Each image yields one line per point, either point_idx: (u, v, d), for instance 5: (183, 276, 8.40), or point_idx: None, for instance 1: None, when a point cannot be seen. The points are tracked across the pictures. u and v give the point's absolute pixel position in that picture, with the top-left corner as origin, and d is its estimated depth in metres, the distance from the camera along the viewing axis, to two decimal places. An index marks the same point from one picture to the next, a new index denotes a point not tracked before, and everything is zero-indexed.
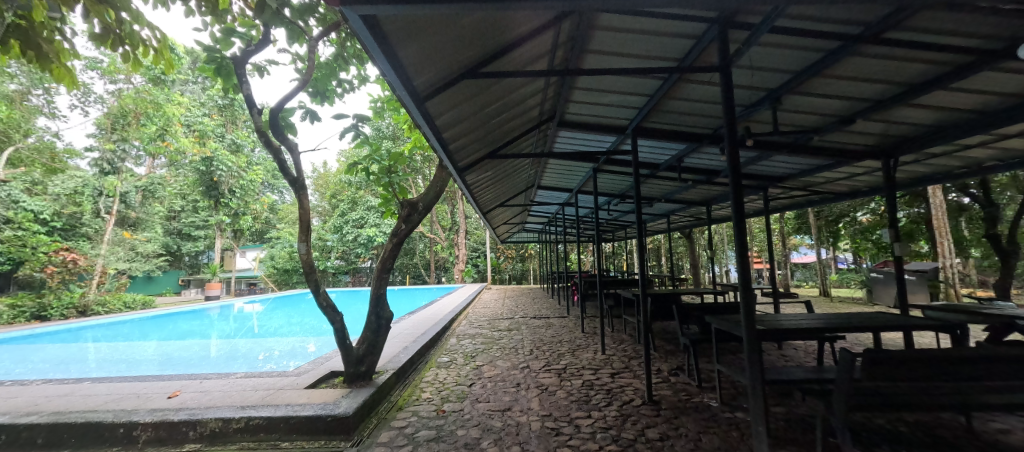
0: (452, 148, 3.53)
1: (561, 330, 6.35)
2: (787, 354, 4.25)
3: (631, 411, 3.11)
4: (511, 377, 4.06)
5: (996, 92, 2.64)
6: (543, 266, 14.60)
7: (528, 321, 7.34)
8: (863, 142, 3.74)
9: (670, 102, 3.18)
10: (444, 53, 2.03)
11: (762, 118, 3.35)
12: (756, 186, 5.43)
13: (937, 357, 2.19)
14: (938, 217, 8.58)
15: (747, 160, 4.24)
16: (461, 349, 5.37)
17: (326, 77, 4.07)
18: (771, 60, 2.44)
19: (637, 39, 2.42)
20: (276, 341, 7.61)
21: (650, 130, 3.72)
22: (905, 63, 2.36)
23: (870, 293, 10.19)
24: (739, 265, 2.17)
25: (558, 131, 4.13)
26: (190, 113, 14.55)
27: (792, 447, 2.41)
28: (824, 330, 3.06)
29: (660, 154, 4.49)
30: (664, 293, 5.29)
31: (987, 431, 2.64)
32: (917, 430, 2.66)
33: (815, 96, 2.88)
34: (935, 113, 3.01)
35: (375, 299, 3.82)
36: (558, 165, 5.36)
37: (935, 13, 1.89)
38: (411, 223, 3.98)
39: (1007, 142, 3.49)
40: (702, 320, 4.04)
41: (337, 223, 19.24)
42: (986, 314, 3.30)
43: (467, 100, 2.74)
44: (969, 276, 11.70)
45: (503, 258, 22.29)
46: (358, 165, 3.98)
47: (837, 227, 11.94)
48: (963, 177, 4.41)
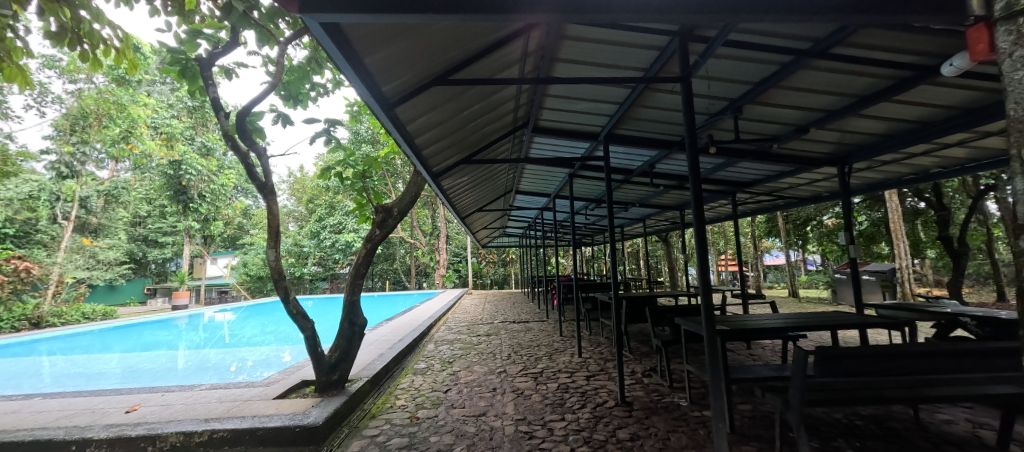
0: (425, 154, 3.50)
1: (539, 335, 6.36)
2: (755, 354, 4.39)
3: (604, 412, 3.16)
4: (488, 382, 4.06)
5: (938, 105, 2.83)
6: (524, 270, 14.67)
7: (508, 325, 7.35)
8: (820, 151, 3.93)
9: (639, 110, 3.28)
10: (414, 61, 2.05)
11: (725, 127, 3.49)
12: (725, 192, 5.63)
13: (885, 353, 2.31)
14: (894, 221, 8.99)
15: (716, 166, 4.39)
16: (439, 355, 5.33)
17: (299, 80, 4.00)
18: (730, 72, 2.56)
19: (606, 50, 2.50)
20: (248, 351, 7.40)
21: (622, 137, 3.83)
22: (853, 77, 2.52)
23: (834, 293, 10.67)
24: (699, 266, 2.25)
25: (533, 137, 4.19)
26: (157, 114, 13.91)
27: (755, 443, 2.49)
28: (786, 330, 3.18)
29: (632, 160, 4.60)
30: (638, 295, 5.39)
31: (933, 422, 2.80)
32: (871, 423, 2.80)
33: (774, 106, 3.02)
34: (883, 123, 3.21)
35: (348, 306, 3.76)
36: (534, 170, 5.42)
37: (876, 30, 2.03)
38: (385, 228, 3.93)
39: (952, 151, 3.73)
40: (671, 321, 4.17)
41: (315, 228, 18.83)
42: (933, 312, 3.49)
43: (439, 106, 2.75)
44: (924, 275, 12.42)
45: (485, 263, 22.30)
46: (331, 169, 3.90)
47: (805, 230, 12.24)
48: (913, 183, 4.68)
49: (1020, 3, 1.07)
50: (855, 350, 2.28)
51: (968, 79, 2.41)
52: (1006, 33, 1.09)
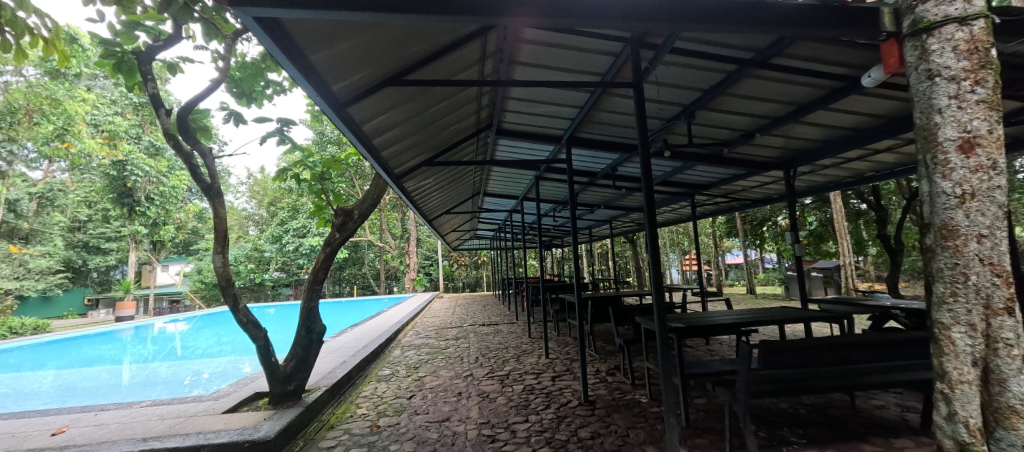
0: (385, 154, 3.42)
1: (508, 337, 6.37)
2: (713, 349, 4.59)
3: (567, 412, 3.19)
4: (453, 386, 4.02)
5: (868, 113, 3.06)
6: (496, 272, 14.65)
7: (477, 328, 7.30)
8: (768, 155, 4.17)
9: (599, 114, 3.36)
10: (364, 60, 2.01)
11: (681, 132, 3.63)
12: (684, 194, 5.85)
13: (821, 345, 2.46)
14: (838, 221, 9.63)
15: (674, 170, 4.56)
16: (405, 360, 5.22)
17: (252, 77, 3.83)
18: (681, 79, 2.67)
19: (563, 54, 2.54)
20: (203, 363, 6.96)
21: (584, 140, 3.91)
22: (793, 86, 2.69)
23: (787, 289, 11.32)
24: (652, 266, 2.32)
25: (497, 139, 4.20)
26: (98, 110, 12.87)
27: (707, 436, 2.59)
28: (737, 325, 3.33)
29: (595, 163, 4.69)
30: (603, 295, 5.50)
31: (868, 408, 3.02)
32: (813, 411, 2.98)
33: (724, 112, 3.16)
34: (821, 130, 3.44)
35: (305, 312, 3.62)
36: (501, 172, 5.44)
37: (809, 44, 2.17)
38: (346, 232, 3.82)
39: (882, 156, 4.05)
40: (633, 320, 4.29)
41: (277, 232, 18.05)
42: (870, 305, 3.75)
43: (396, 107, 2.71)
44: (866, 271, 13.39)
45: (456, 266, 22.16)
46: (287, 171, 3.74)
47: (761, 230, 12.81)
48: (852, 186, 5.04)
49: (923, 20, 1.22)
50: (795, 343, 2.42)
51: (891, 91, 2.62)
52: (913, 48, 1.23)
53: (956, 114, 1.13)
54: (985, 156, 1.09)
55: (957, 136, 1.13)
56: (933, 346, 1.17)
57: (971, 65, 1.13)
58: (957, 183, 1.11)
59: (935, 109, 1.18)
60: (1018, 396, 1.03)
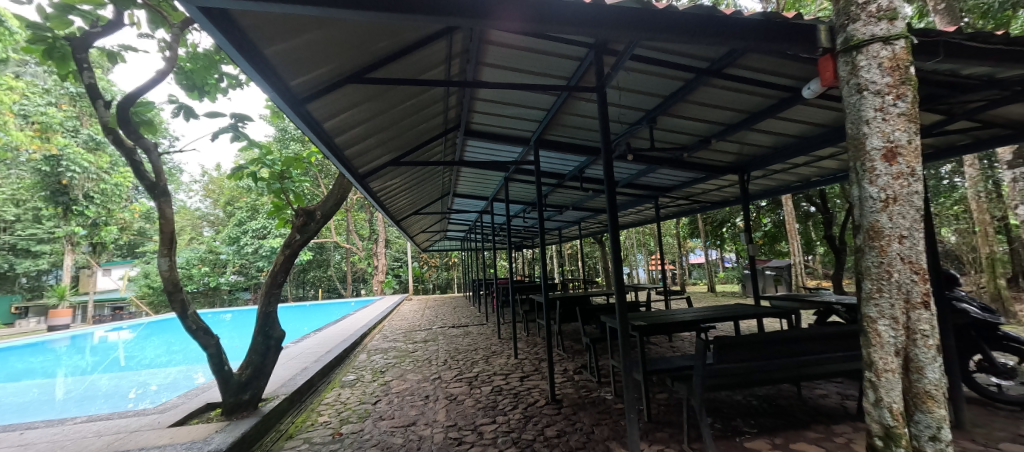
0: (348, 153, 3.33)
1: (478, 338, 6.35)
2: (674, 346, 4.77)
3: (534, 412, 3.22)
4: (420, 390, 3.95)
5: (812, 123, 3.28)
6: (467, 273, 14.57)
7: (446, 330, 7.23)
8: (725, 160, 4.38)
9: (565, 117, 3.42)
10: (324, 56, 1.95)
11: (644, 136, 3.76)
12: (649, 196, 6.05)
13: (770, 339, 2.61)
14: (789, 222, 10.27)
15: (639, 173, 4.71)
16: (371, 365, 5.09)
17: (205, 69, 3.63)
18: (643, 86, 2.76)
19: (529, 57, 2.57)
20: (150, 374, 6.48)
21: (551, 142, 3.96)
22: (746, 95, 2.84)
23: (744, 287, 11.94)
24: (614, 266, 2.38)
25: (466, 140, 4.18)
26: (27, 100, 11.73)
27: (667, 430, 2.69)
28: (695, 322, 3.47)
29: (563, 165, 4.77)
30: (572, 295, 5.60)
31: (812, 397, 3.24)
32: (763, 402, 3.17)
33: (684, 118, 3.30)
34: (772, 137, 3.65)
35: (262, 317, 3.45)
36: (471, 173, 5.42)
37: (759, 56, 2.31)
38: (307, 233, 3.67)
39: (826, 163, 4.36)
40: (599, 319, 4.39)
41: (234, 233, 17.15)
42: (815, 301, 4.02)
43: (359, 105, 2.64)
44: (815, 269, 14.36)
45: (427, 268, 21.92)
46: (244, 169, 3.56)
47: (721, 231, 13.46)
48: (800, 190, 5.39)
49: (853, 38, 1.33)
50: (745, 338, 2.55)
51: (831, 102, 2.83)
52: (845, 64, 1.34)
53: (881, 126, 1.24)
54: (905, 164, 1.20)
55: (881, 146, 1.23)
56: (862, 338, 1.27)
57: (893, 81, 1.24)
58: (881, 189, 1.22)
59: (863, 120, 1.28)
60: (933, 382, 1.14)
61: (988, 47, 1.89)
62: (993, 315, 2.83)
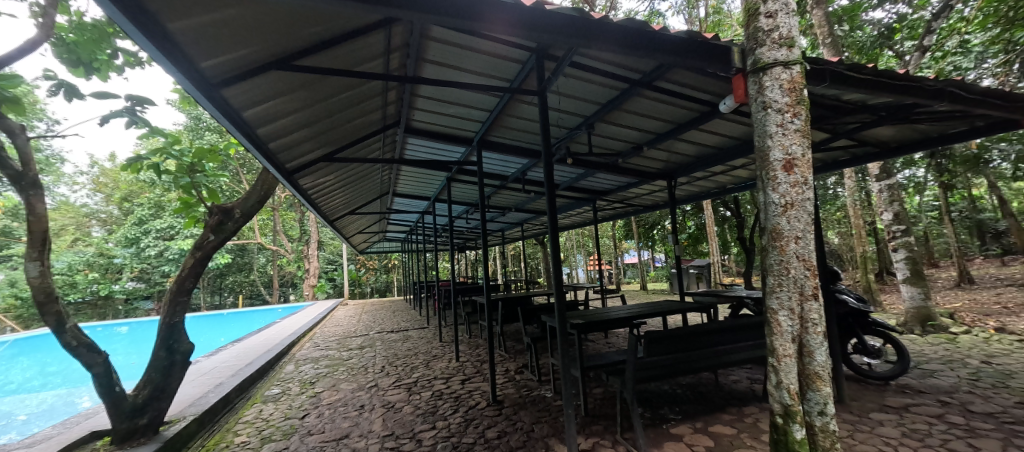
0: (272, 146, 3.04)
1: (418, 343, 6.16)
2: (610, 342, 5.03)
3: (474, 415, 3.19)
4: (355, 400, 3.73)
5: (728, 135, 3.65)
6: (407, 276, 14.13)
7: (385, 336, 6.92)
8: (655, 166, 4.72)
9: (508, 119, 3.44)
10: (241, 37, 1.75)
11: (582, 141, 3.91)
12: (588, 199, 6.32)
13: (692, 332, 2.84)
14: (709, 225, 11.36)
15: (578, 176, 4.90)
16: (299, 376, 4.70)
17: (96, 43, 3.10)
18: (582, 92, 2.88)
19: (472, 57, 2.54)
20: (12, 403, 5.36)
21: (495, 143, 3.97)
22: (673, 107, 3.08)
23: (671, 285, 12.98)
24: (553, 266, 2.44)
25: (406, 137, 4.04)
26: None
27: (602, 422, 2.82)
28: (628, 318, 3.68)
29: (506, 167, 4.81)
30: (514, 296, 5.66)
31: (728, 383, 3.60)
32: (687, 389, 3.45)
33: (619, 126, 3.49)
34: (695, 147, 4.00)
35: (165, 329, 3.00)
36: (412, 172, 5.25)
37: (684, 72, 2.51)
38: (223, 233, 3.29)
39: (739, 172, 4.88)
40: (539, 319, 4.50)
41: (133, 233, 14.94)
42: (729, 296, 4.47)
43: (285, 94, 2.42)
44: (730, 267, 16.05)
45: (364, 270, 20.92)
46: (144, 160, 3.10)
47: (652, 233, 14.51)
48: (718, 196, 5.97)
49: (761, 61, 1.49)
50: (671, 332, 2.75)
51: (743, 118, 3.17)
52: (753, 83, 1.50)
53: (781, 140, 1.41)
54: (800, 175, 1.37)
55: (782, 157, 1.40)
56: (764, 327, 1.43)
57: (791, 101, 1.42)
58: (782, 195, 1.38)
59: (767, 134, 1.44)
60: (820, 364, 1.32)
61: (862, 77, 2.24)
62: (866, 304, 3.35)
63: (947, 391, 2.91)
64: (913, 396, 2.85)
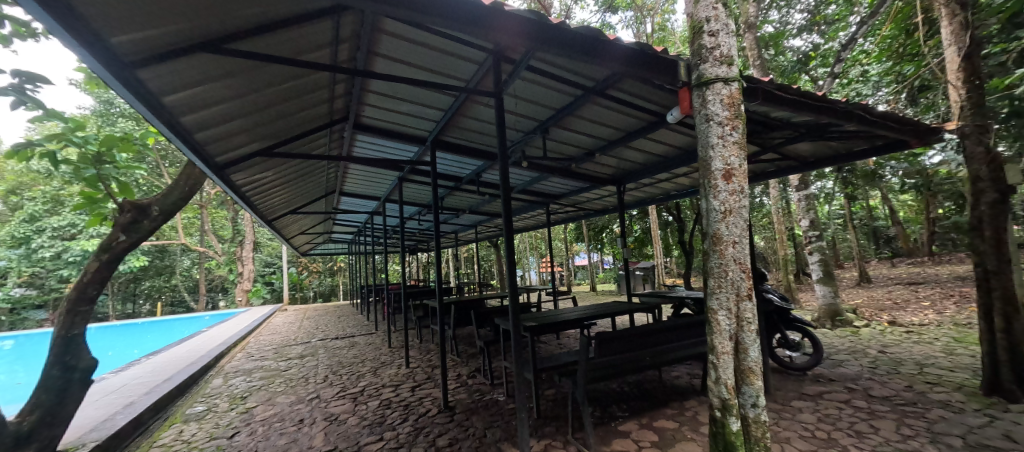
0: (198, 137, 2.72)
1: (365, 350, 5.85)
2: (561, 343, 5.13)
3: (425, 423, 3.08)
4: (294, 414, 3.44)
5: (672, 145, 3.88)
6: (355, 279, 13.45)
7: (328, 343, 6.49)
8: (605, 172, 4.90)
9: (463, 119, 3.39)
10: (162, 14, 1.53)
11: (536, 145, 3.96)
12: (542, 203, 6.42)
13: (638, 332, 2.97)
14: (654, 229, 12.08)
15: (532, 180, 4.96)
16: (228, 390, 4.25)
17: None
18: (538, 97, 2.91)
19: (427, 54, 2.46)
20: None
21: (449, 144, 3.90)
22: (623, 116, 3.22)
23: (619, 286, 13.60)
24: (508, 269, 2.42)
25: (354, 134, 3.83)
26: None
27: (553, 423, 2.85)
28: (579, 319, 3.76)
29: (461, 168, 4.75)
30: (467, 299, 5.58)
31: (671, 379, 3.81)
32: (634, 387, 3.60)
33: (572, 131, 3.58)
34: (642, 155, 4.21)
35: (58, 345, 2.55)
36: (360, 170, 5.00)
37: (633, 83, 2.63)
38: (136, 232, 2.88)
39: (681, 179, 5.22)
40: (493, 322, 4.46)
41: (19, 231, 12.77)
42: (671, 297, 4.76)
43: (215, 80, 2.17)
44: (671, 269, 17.18)
45: (306, 274, 19.62)
46: (33, 148, 2.63)
47: (601, 236, 15.12)
48: (662, 201, 6.34)
49: (704, 76, 1.59)
50: (619, 332, 2.85)
51: (685, 129, 3.39)
52: (698, 97, 1.59)
53: (721, 151, 1.51)
54: (737, 184, 1.48)
55: (722, 167, 1.50)
56: (705, 326, 1.51)
57: (730, 116, 1.52)
58: (722, 202, 1.48)
59: (710, 145, 1.54)
60: (753, 359, 1.43)
61: (787, 97, 2.48)
62: (786, 302, 3.73)
63: (853, 378, 3.32)
64: (825, 384, 3.21)
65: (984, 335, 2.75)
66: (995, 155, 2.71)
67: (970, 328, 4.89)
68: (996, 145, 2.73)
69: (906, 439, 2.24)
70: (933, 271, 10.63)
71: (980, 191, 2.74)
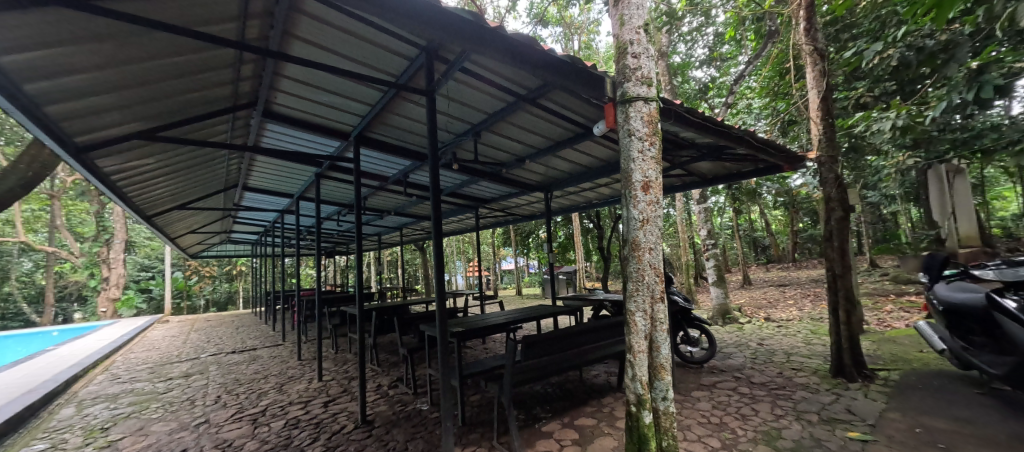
0: (46, 112, 2.17)
1: (269, 363, 5.20)
2: (488, 348, 5.12)
3: (339, 441, 2.82)
4: (174, 444, 2.90)
5: (596, 156, 4.14)
6: (259, 285, 11.95)
7: (222, 358, 5.64)
8: (534, 179, 5.04)
9: (390, 116, 3.22)
10: None
11: (467, 148, 3.93)
12: (471, 206, 6.37)
13: (562, 334, 3.07)
14: (577, 235, 12.78)
15: (462, 182, 4.89)
16: (80, 422, 3.44)
17: None
18: (470, 100, 2.88)
19: (353, 44, 2.28)
20: None
21: (374, 141, 3.67)
22: (552, 126, 3.34)
23: (543, 290, 14.10)
24: (436, 274, 2.34)
25: (263, 122, 3.40)
26: None
27: (478, 430, 2.82)
28: (506, 323, 3.78)
29: (386, 167, 4.50)
30: (390, 305, 5.28)
31: (591, 378, 4.03)
32: (558, 388, 3.73)
33: (503, 137, 3.61)
34: (569, 163, 4.42)
35: None
36: (268, 163, 4.46)
37: (562, 94, 2.75)
38: None
39: (603, 189, 5.60)
40: (417, 328, 4.28)
41: None
42: (592, 300, 5.05)
43: (77, 45, 1.75)
44: (591, 274, 18.33)
45: (196, 278, 16.92)
46: None
47: (528, 241, 15.56)
48: (585, 209, 6.73)
49: (627, 94, 1.71)
50: (545, 335, 2.92)
51: (607, 142, 3.64)
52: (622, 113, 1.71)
53: (641, 165, 1.63)
54: (654, 195, 1.61)
55: (641, 179, 1.62)
56: (623, 327, 1.62)
57: (649, 132, 1.66)
58: (641, 212, 1.60)
59: (631, 158, 1.66)
60: (664, 356, 1.55)
61: (695, 119, 2.79)
62: (689, 303, 4.18)
63: (739, 368, 3.84)
64: (718, 374, 3.67)
65: (832, 327, 3.38)
66: (841, 181, 3.37)
67: (821, 321, 6.01)
68: (842, 173, 3.40)
69: (778, 418, 2.64)
70: (795, 274, 12.91)
71: (830, 209, 3.39)
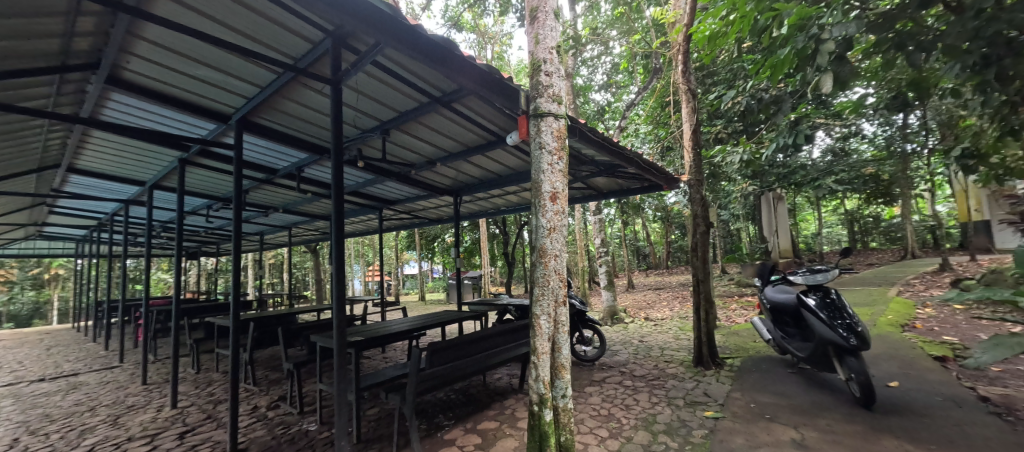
0: None
1: (96, 392, 4.10)
2: (388, 358, 4.83)
3: None
4: None
5: (506, 164, 4.27)
6: (82, 293, 9.32)
7: (16, 390, 4.24)
8: (444, 182, 4.97)
9: (284, 101, 2.86)
10: None
11: (374, 145, 3.69)
12: (375, 207, 5.98)
13: (467, 339, 3.06)
14: (484, 240, 12.90)
15: (366, 181, 4.57)
16: None
17: None
18: (381, 95, 2.72)
19: (241, 16, 1.97)
20: None
21: (262, 127, 3.20)
22: (465, 131, 3.36)
23: (449, 295, 13.89)
24: (334, 279, 2.13)
25: (103, 90, 2.70)
26: None
27: (376, 445, 2.64)
28: (409, 330, 3.63)
29: (275, 158, 3.96)
30: (273, 314, 4.64)
31: (494, 382, 4.10)
32: (462, 394, 3.71)
33: (414, 137, 3.49)
34: (480, 169, 4.47)
35: None
36: (108, 141, 3.55)
37: (477, 101, 2.78)
38: None
39: (511, 197, 5.79)
40: (307, 339, 3.84)
41: None
42: (497, 304, 5.15)
43: None
44: (496, 278, 18.70)
45: None
46: None
47: (434, 244, 15.17)
48: (493, 215, 6.86)
49: (539, 109, 1.81)
50: (451, 341, 2.88)
51: (517, 152, 3.80)
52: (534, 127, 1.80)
53: (549, 177, 1.75)
54: (560, 205, 1.73)
55: (550, 191, 1.73)
56: (528, 330, 1.69)
57: (557, 147, 1.79)
58: (548, 222, 1.70)
59: (541, 170, 1.76)
60: (564, 356, 1.67)
61: (595, 138, 3.08)
62: (584, 306, 4.55)
63: (623, 363, 4.33)
64: (607, 370, 4.08)
65: (695, 323, 4.04)
66: (704, 202, 4.07)
67: (685, 319, 7.13)
68: (705, 195, 4.09)
69: (654, 404, 3.05)
70: (668, 279, 15.08)
71: (696, 225, 4.06)
